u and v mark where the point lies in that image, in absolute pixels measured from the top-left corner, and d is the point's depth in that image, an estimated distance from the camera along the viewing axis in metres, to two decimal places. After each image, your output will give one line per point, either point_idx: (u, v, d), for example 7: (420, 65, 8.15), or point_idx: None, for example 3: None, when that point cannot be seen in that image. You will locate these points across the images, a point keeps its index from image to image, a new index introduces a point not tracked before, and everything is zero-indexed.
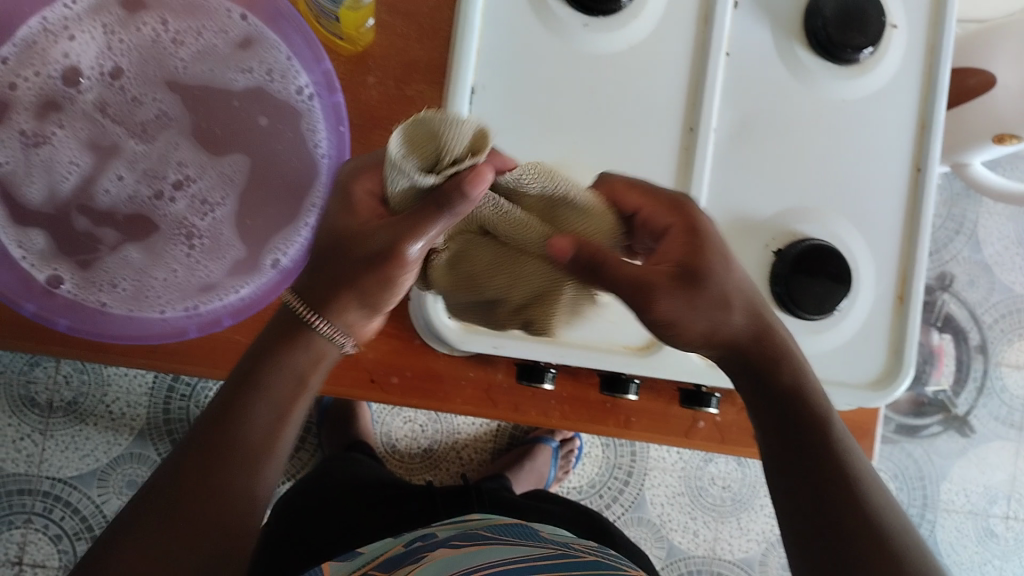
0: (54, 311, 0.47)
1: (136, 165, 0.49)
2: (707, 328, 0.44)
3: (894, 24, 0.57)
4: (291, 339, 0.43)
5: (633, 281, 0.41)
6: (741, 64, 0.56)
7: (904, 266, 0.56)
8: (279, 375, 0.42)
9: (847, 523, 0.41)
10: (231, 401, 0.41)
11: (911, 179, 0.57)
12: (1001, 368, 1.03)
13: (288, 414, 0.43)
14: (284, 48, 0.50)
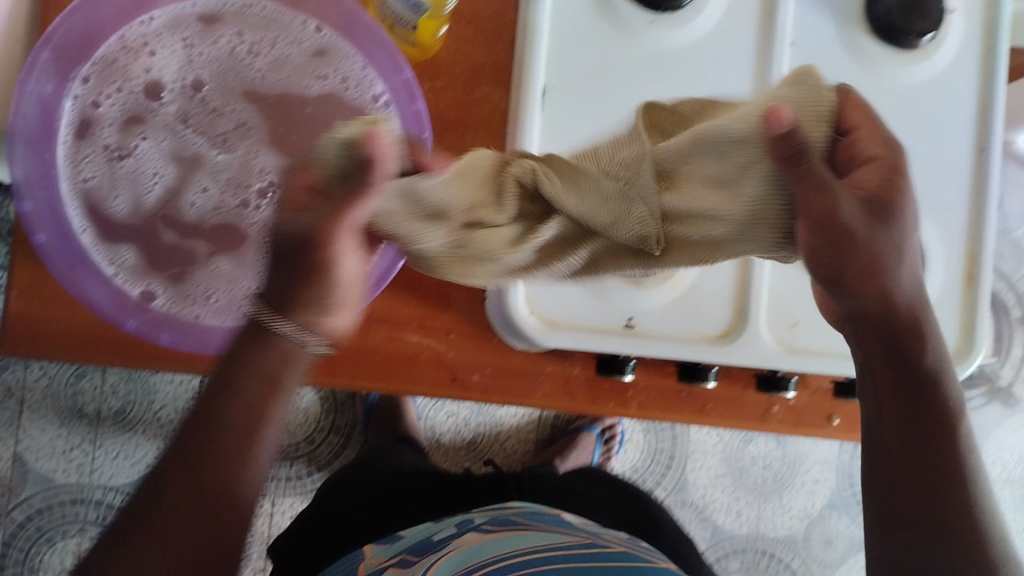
0: (153, 326, 0.47)
1: (219, 176, 0.50)
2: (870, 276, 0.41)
3: (952, 9, 0.58)
4: (246, 344, 0.41)
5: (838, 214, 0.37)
6: (804, 53, 0.56)
7: (973, 244, 0.58)
8: (233, 387, 0.41)
9: (955, 513, 0.42)
10: (179, 418, 0.41)
11: (975, 161, 0.58)
12: None
13: (265, 426, 0.42)
14: (357, 55, 0.51)
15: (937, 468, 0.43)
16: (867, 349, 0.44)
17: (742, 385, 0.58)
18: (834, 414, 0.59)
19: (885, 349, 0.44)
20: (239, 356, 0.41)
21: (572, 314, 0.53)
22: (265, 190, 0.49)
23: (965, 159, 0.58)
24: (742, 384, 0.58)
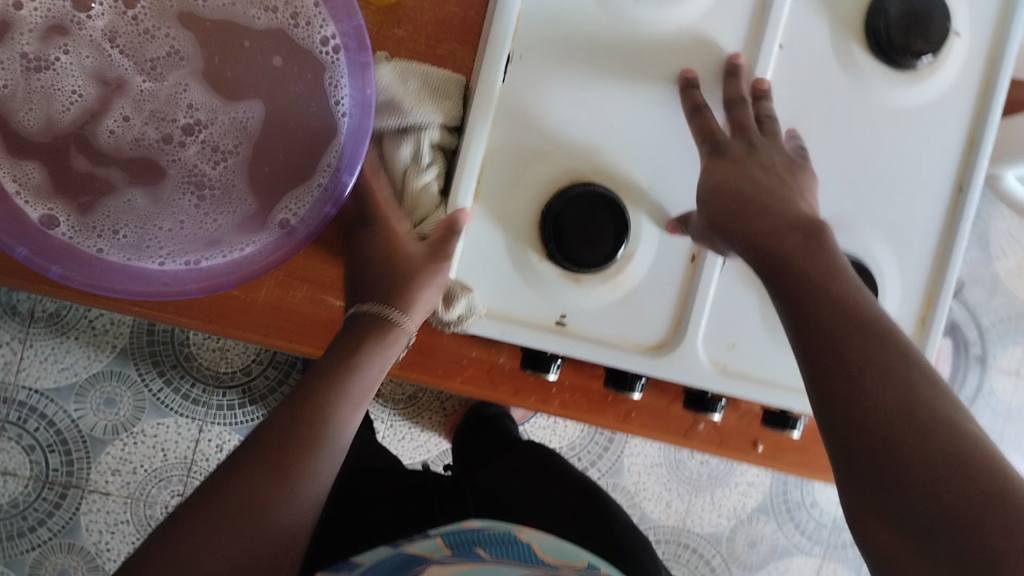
0: (48, 254, 0.44)
1: (143, 105, 0.46)
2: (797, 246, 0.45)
3: (957, 32, 0.53)
4: (364, 337, 0.47)
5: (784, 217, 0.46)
6: (794, 58, 0.52)
7: (931, 288, 0.55)
8: (349, 368, 0.45)
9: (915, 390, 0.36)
10: (318, 395, 0.44)
11: (951, 200, 0.55)
12: (993, 372, 1.01)
13: (360, 407, 0.46)
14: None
15: (849, 354, 0.39)
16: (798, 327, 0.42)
17: (671, 398, 0.56)
18: (759, 440, 0.57)
19: (842, 319, 0.41)
20: (361, 335, 0.47)
21: (503, 301, 0.50)
22: (193, 124, 0.46)
23: (941, 197, 0.54)
24: (671, 397, 0.56)
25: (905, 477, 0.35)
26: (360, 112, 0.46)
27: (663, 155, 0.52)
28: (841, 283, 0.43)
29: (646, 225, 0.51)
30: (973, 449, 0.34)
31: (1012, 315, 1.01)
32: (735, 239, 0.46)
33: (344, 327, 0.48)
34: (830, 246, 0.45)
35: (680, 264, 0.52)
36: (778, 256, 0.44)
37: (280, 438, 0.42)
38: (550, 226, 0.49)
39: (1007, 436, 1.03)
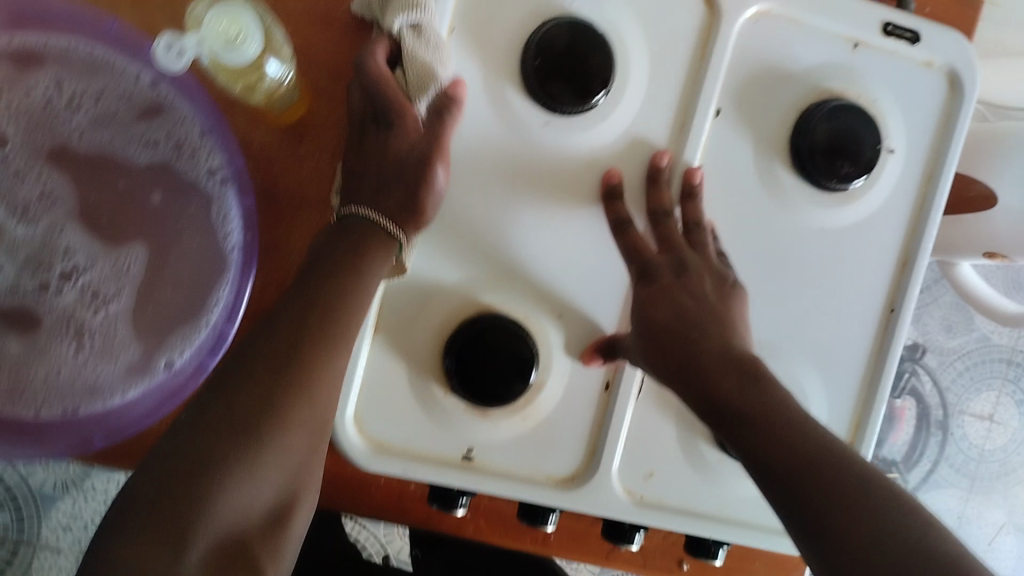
0: None
1: (17, 252, 0.43)
2: (737, 384, 0.42)
3: (892, 148, 0.51)
4: (370, 242, 0.43)
5: (729, 360, 0.43)
6: (714, 177, 0.50)
7: (859, 412, 0.54)
8: (351, 273, 0.42)
9: (876, 513, 0.36)
10: (318, 324, 0.40)
11: (882, 322, 0.53)
12: (964, 417, 0.97)
13: (315, 443, 0.40)
14: (190, 113, 0.43)
15: (791, 481, 0.38)
16: (747, 455, 0.40)
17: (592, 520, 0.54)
18: (685, 559, 0.55)
19: (768, 441, 0.40)
20: (356, 247, 0.43)
21: (406, 437, 0.48)
22: (71, 269, 0.44)
23: (870, 320, 0.53)
24: (591, 520, 0.54)
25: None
26: (248, 250, 0.44)
27: (578, 281, 0.50)
28: (794, 411, 0.41)
29: (559, 353, 0.50)
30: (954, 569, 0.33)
31: (984, 360, 0.97)
32: (673, 369, 0.44)
33: (334, 229, 0.44)
34: (770, 384, 0.42)
35: (593, 392, 0.50)
36: (719, 403, 0.42)
37: (263, 381, 0.38)
38: (466, 351, 0.47)
39: (988, 478, 0.99)
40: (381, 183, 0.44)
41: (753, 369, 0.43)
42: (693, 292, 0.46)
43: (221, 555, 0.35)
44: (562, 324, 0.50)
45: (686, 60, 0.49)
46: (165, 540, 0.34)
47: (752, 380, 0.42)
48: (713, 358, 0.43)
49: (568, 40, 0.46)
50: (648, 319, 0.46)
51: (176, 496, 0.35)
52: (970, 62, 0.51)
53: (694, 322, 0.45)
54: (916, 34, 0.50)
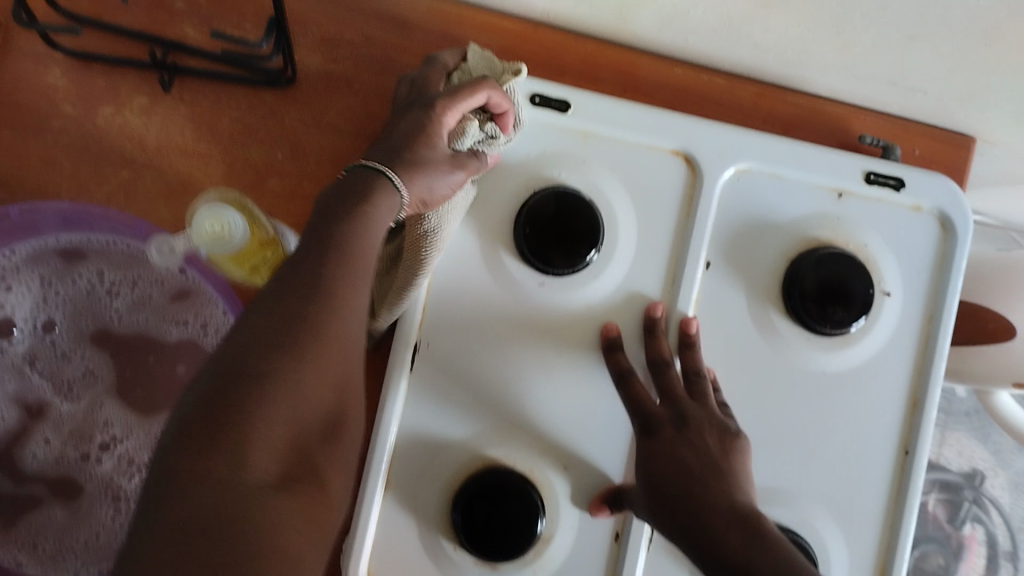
0: None
1: (62, 426, 0.48)
2: (744, 538, 0.41)
3: (887, 291, 0.52)
4: (370, 182, 0.41)
5: (734, 510, 0.43)
6: (710, 325, 0.52)
7: (884, 559, 0.52)
8: (358, 224, 0.38)
9: None
10: (341, 257, 0.37)
11: (898, 464, 0.52)
12: None
13: (362, 280, 0.38)
14: (215, 291, 0.48)
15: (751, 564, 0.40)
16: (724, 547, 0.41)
17: None
18: None
19: (742, 532, 0.41)
20: (363, 191, 0.40)
21: None
22: (109, 440, 0.48)
23: (885, 463, 0.52)
24: None
25: None
26: None
27: (583, 434, 0.51)
28: (792, 561, 0.40)
29: (565, 504, 0.50)
30: None
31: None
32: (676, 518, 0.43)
33: (326, 193, 0.40)
34: (767, 533, 0.42)
35: (604, 544, 0.51)
36: (713, 550, 0.42)
37: (294, 329, 0.34)
38: (474, 508, 0.48)
39: None
40: (396, 152, 0.42)
41: (755, 518, 0.43)
42: (698, 443, 0.46)
43: (287, 449, 0.33)
44: (568, 476, 0.51)
45: (675, 218, 0.52)
46: (231, 444, 0.31)
47: (756, 534, 0.42)
48: (718, 508, 0.43)
49: (556, 207, 0.50)
50: (652, 467, 0.45)
51: (224, 424, 0.32)
52: (960, 204, 0.53)
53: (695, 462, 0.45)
54: (900, 179, 0.52)
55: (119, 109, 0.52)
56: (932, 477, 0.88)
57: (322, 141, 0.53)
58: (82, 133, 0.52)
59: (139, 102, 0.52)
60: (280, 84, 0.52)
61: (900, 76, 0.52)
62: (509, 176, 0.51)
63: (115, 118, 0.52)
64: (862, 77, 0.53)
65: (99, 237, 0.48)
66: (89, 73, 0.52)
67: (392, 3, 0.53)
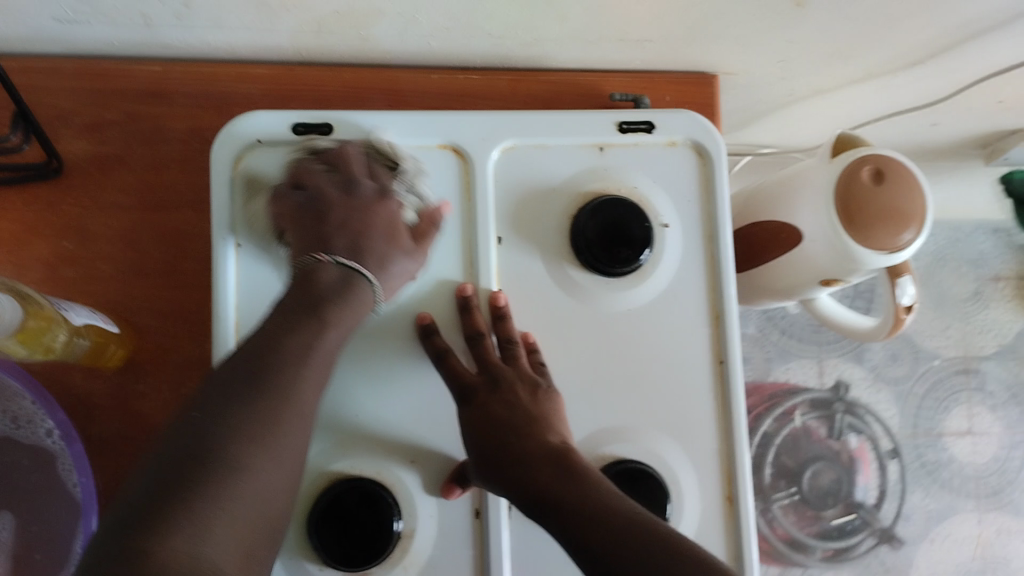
0: None
1: None
2: (556, 471, 0.44)
3: (665, 222, 0.57)
4: (303, 280, 0.47)
5: (546, 451, 0.45)
6: (516, 295, 0.55)
7: (730, 464, 0.56)
8: (331, 312, 0.46)
9: (623, 518, 0.41)
10: (288, 340, 0.44)
11: (718, 374, 0.56)
12: (945, 438, 0.97)
13: (322, 369, 0.44)
14: (16, 382, 0.48)
15: (564, 492, 0.43)
16: (544, 482, 0.44)
17: None
18: None
19: (554, 470, 0.44)
20: (343, 296, 0.47)
21: None
22: None
23: (705, 374, 0.56)
24: None
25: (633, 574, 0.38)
26: (88, 498, 0.48)
27: (420, 427, 0.53)
28: (609, 496, 0.42)
29: (419, 496, 0.52)
30: (698, 553, 0.39)
31: (940, 379, 0.98)
32: (497, 470, 0.45)
33: (303, 284, 0.47)
34: (583, 470, 0.44)
35: (467, 522, 0.52)
36: (531, 490, 0.44)
37: (248, 413, 0.40)
38: (331, 525, 0.49)
39: (986, 492, 0.97)
40: (359, 245, 0.50)
41: (566, 452, 0.45)
42: (508, 401, 0.48)
43: (246, 543, 0.38)
44: (417, 468, 0.52)
45: (458, 204, 0.56)
46: (194, 519, 0.36)
47: (569, 466, 0.44)
48: (534, 451, 0.46)
49: None
50: (472, 429, 0.48)
51: (200, 492, 0.37)
52: (708, 131, 0.58)
53: (510, 417, 0.48)
54: (650, 123, 0.57)
55: None
56: (810, 398, 0.95)
57: (106, 221, 0.55)
58: None
59: None
60: (51, 176, 0.54)
61: (623, 35, 0.57)
62: None
63: None
64: (593, 41, 0.57)
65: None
66: None
67: (144, 74, 0.55)
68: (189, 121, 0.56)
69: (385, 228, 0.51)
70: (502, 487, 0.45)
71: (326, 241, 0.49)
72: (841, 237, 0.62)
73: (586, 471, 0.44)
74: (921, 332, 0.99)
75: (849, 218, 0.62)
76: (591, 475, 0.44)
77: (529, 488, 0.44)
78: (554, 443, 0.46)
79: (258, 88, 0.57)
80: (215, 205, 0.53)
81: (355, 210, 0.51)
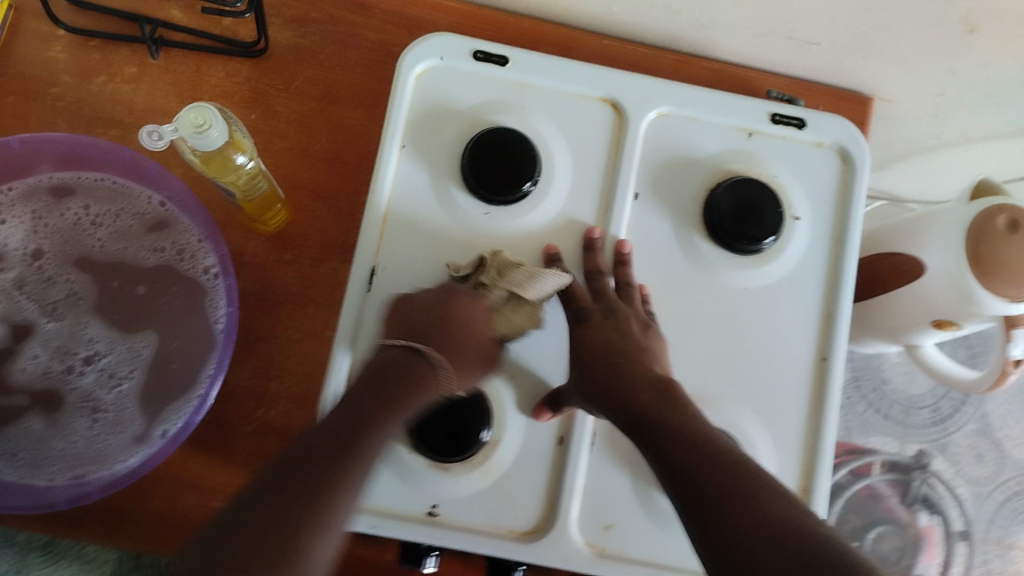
0: None
1: (49, 343, 0.52)
2: (657, 391, 0.48)
3: (797, 215, 0.59)
4: (421, 373, 0.50)
5: (649, 376, 0.49)
6: (642, 250, 0.58)
7: (809, 459, 0.56)
8: (383, 425, 0.46)
9: (712, 445, 0.44)
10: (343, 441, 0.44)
11: (818, 370, 0.58)
12: (1016, 551, 0.94)
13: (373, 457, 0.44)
14: (192, 221, 0.54)
15: (660, 411, 0.46)
16: (644, 401, 0.47)
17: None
18: None
19: (652, 392, 0.48)
20: (407, 379, 0.49)
21: (375, 497, 0.52)
22: (92, 355, 0.52)
23: (805, 367, 0.57)
24: None
25: (717, 492, 0.41)
26: (229, 330, 0.52)
27: (527, 349, 0.56)
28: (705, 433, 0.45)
29: (512, 410, 0.55)
30: (780, 491, 0.42)
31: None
32: (601, 375, 0.49)
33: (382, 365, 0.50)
34: (680, 400, 0.47)
35: (549, 447, 0.55)
36: (628, 408, 0.47)
37: (289, 511, 0.40)
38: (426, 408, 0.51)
39: None
40: (438, 337, 0.51)
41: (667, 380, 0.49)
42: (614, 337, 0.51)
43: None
44: (514, 384, 0.55)
45: (604, 155, 0.59)
46: None
47: (670, 391, 0.48)
48: (643, 376, 0.49)
49: (495, 141, 0.56)
50: (581, 347, 0.52)
51: None
52: (857, 139, 0.60)
53: (616, 337, 0.51)
54: (801, 120, 0.60)
55: (112, 79, 0.59)
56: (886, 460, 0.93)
57: (290, 104, 0.60)
58: (76, 98, 0.59)
59: (130, 72, 0.59)
60: (255, 56, 0.60)
61: (794, 32, 0.59)
62: (453, 119, 0.58)
63: (106, 87, 0.59)
64: (764, 34, 0.60)
65: (96, 172, 0.55)
66: (85, 49, 0.59)
67: None
68: (380, 34, 0.62)
69: (468, 331, 0.52)
70: (592, 398, 0.49)
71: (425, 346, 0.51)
72: (965, 275, 0.62)
73: (681, 400, 0.47)
74: (1011, 436, 0.96)
75: (977, 257, 0.61)
76: (686, 403, 0.47)
77: (625, 400, 0.48)
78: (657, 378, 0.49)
79: (446, 19, 0.62)
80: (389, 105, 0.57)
81: (471, 330, 0.52)
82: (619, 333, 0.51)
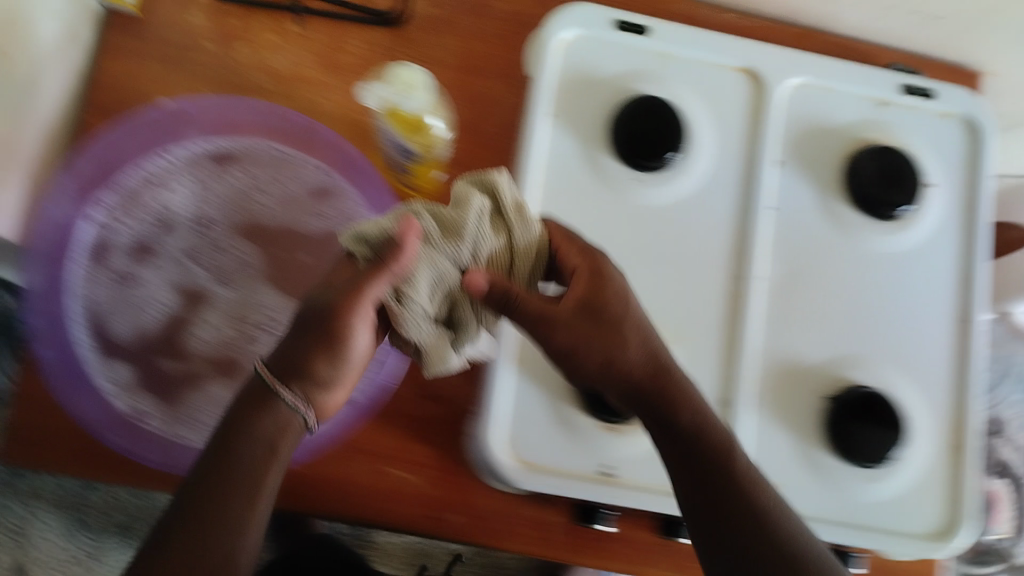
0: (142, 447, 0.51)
1: (224, 311, 0.56)
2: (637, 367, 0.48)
3: (933, 182, 0.61)
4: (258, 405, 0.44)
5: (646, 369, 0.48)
6: (788, 216, 0.59)
7: (958, 417, 0.59)
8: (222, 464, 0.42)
9: (735, 488, 0.45)
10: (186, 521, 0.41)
11: (958, 331, 0.60)
12: None
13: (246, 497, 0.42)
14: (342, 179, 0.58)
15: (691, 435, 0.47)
16: (653, 424, 0.48)
17: None
18: None
19: (654, 418, 0.48)
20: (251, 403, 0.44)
21: (549, 458, 0.54)
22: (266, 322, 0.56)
23: (946, 329, 0.60)
24: None
25: (754, 543, 0.44)
26: None
27: (685, 314, 0.57)
28: (667, 448, 0.47)
29: None
30: (805, 552, 0.43)
31: None
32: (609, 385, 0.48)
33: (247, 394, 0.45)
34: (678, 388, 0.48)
35: (712, 410, 0.56)
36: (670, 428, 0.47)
37: None
38: (586, 381, 0.53)
39: None
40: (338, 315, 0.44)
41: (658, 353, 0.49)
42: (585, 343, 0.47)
43: None
44: (678, 347, 0.57)
45: (746, 123, 0.60)
46: None
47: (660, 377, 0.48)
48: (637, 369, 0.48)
49: (648, 107, 0.56)
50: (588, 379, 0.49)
51: None
52: (985, 110, 0.62)
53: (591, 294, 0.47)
54: (932, 91, 0.61)
55: (252, 46, 0.58)
56: None
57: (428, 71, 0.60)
58: (218, 66, 0.58)
59: (270, 39, 0.58)
60: (395, 27, 0.60)
61: (924, 5, 0.61)
62: (598, 88, 0.59)
63: (249, 55, 0.58)
64: (891, 6, 0.62)
65: (247, 137, 0.59)
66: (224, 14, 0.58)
67: None
68: (515, 6, 0.62)
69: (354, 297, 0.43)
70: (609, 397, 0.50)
71: (308, 368, 0.45)
72: None
73: (695, 412, 0.47)
74: None
75: None
76: (706, 420, 0.47)
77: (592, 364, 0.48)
78: (621, 355, 0.47)
79: None
80: (535, 75, 0.58)
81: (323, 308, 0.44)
82: (630, 368, 0.48)
